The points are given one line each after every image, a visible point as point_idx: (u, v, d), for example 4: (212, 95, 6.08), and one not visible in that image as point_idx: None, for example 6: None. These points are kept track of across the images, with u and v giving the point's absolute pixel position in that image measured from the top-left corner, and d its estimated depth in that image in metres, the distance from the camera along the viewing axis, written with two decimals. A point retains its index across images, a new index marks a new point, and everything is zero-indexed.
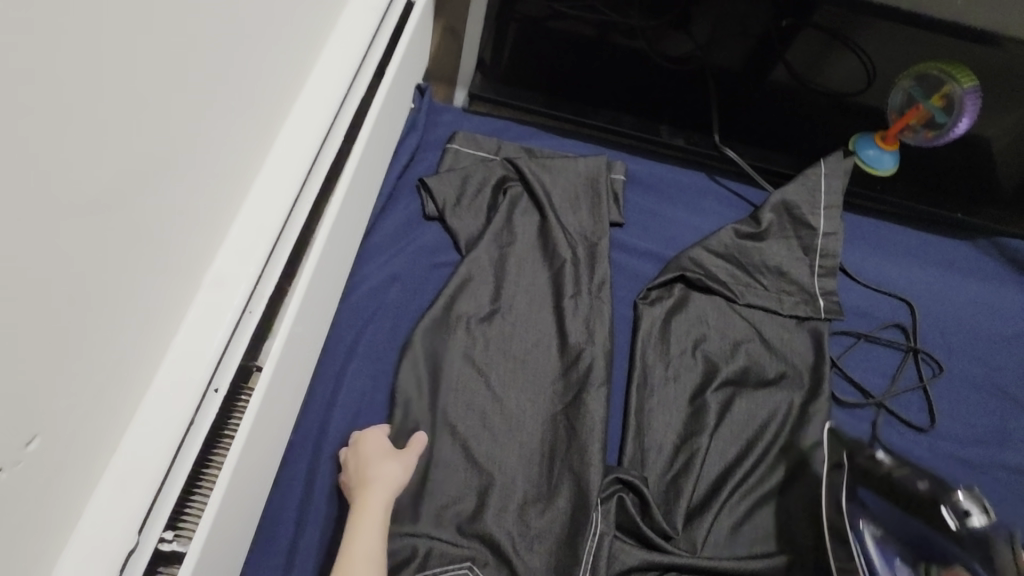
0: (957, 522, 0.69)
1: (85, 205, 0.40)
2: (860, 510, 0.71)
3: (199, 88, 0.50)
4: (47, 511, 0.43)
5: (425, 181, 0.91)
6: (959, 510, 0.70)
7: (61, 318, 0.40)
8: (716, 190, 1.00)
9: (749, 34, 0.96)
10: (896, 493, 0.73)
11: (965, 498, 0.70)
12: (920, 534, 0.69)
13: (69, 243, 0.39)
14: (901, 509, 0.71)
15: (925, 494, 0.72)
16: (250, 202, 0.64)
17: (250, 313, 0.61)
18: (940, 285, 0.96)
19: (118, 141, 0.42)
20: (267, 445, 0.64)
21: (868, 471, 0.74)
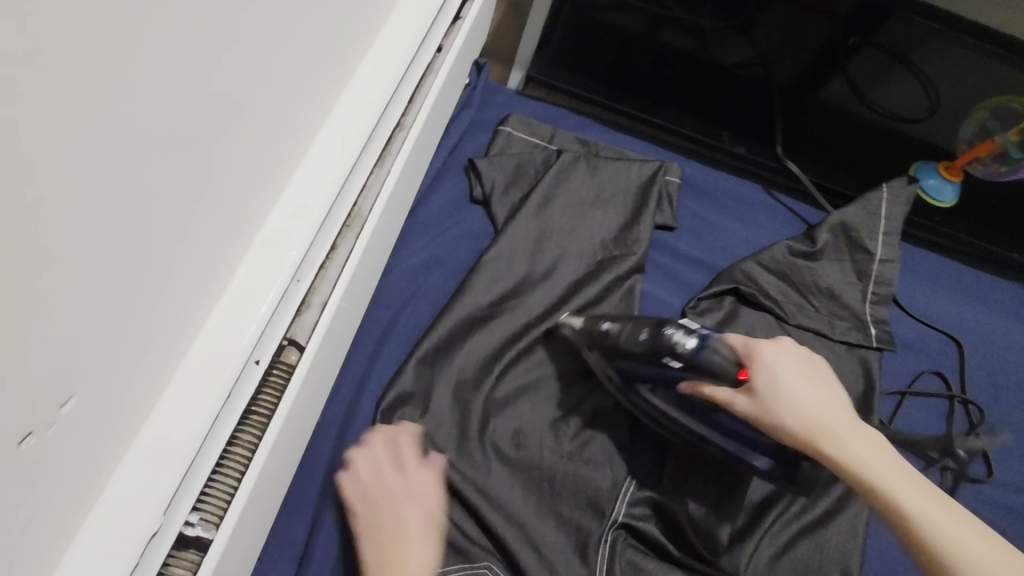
0: (678, 362, 0.64)
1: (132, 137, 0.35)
2: (624, 380, 0.70)
3: (264, 32, 0.46)
4: (76, 480, 0.39)
5: (475, 162, 0.86)
6: (672, 349, 0.64)
7: (100, 262, 0.35)
8: (771, 205, 0.97)
9: (804, 48, 0.92)
10: (644, 357, 0.67)
11: (672, 334, 0.64)
12: (659, 373, 0.66)
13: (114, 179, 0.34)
14: (646, 364, 0.67)
15: (649, 350, 0.66)
16: (305, 163, 0.59)
17: (298, 283, 0.56)
18: (989, 325, 0.93)
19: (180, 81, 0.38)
20: (298, 427, 0.59)
21: (618, 347, 0.69)
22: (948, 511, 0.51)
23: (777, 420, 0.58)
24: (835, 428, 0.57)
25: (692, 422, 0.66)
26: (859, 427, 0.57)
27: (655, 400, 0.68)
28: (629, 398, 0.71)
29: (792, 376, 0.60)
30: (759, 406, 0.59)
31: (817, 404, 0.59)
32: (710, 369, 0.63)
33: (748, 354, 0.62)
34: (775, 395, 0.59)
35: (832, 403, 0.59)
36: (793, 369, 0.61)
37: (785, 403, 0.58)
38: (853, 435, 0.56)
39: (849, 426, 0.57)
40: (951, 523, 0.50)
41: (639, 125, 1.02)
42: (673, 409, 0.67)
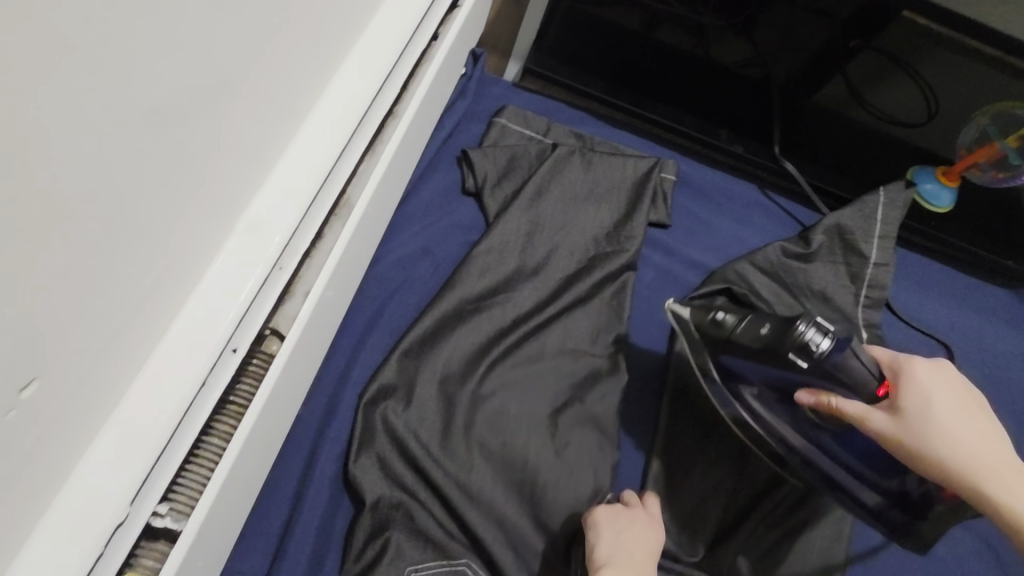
0: (807, 362, 0.60)
1: (101, 115, 0.33)
2: (727, 379, 0.69)
3: (249, 14, 0.45)
4: (36, 468, 0.37)
5: (467, 153, 0.85)
6: (803, 348, 0.60)
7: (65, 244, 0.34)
8: (767, 206, 0.96)
9: (801, 50, 0.92)
10: (754, 352, 0.65)
11: (804, 332, 0.60)
12: (780, 376, 0.63)
13: (84, 160, 0.33)
14: (761, 364, 0.64)
15: (766, 344, 0.63)
16: (292, 149, 0.58)
17: (280, 270, 0.55)
18: (981, 332, 0.92)
19: (154, 59, 0.36)
20: (278, 418, 0.58)
21: (725, 340, 0.68)
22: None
23: (926, 449, 0.54)
24: (993, 467, 0.53)
25: (798, 439, 0.66)
26: (1017, 470, 0.53)
27: (764, 410, 0.68)
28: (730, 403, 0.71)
29: (947, 404, 0.56)
30: (906, 431, 0.55)
31: (976, 440, 0.54)
32: (838, 379, 0.58)
33: (897, 374, 0.58)
34: (927, 422, 0.55)
35: (988, 439, 0.55)
36: (948, 396, 0.56)
37: (939, 431, 0.54)
38: (1013, 479, 0.52)
39: (1007, 469, 0.53)
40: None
41: (635, 119, 1.00)
42: (779, 421, 0.67)
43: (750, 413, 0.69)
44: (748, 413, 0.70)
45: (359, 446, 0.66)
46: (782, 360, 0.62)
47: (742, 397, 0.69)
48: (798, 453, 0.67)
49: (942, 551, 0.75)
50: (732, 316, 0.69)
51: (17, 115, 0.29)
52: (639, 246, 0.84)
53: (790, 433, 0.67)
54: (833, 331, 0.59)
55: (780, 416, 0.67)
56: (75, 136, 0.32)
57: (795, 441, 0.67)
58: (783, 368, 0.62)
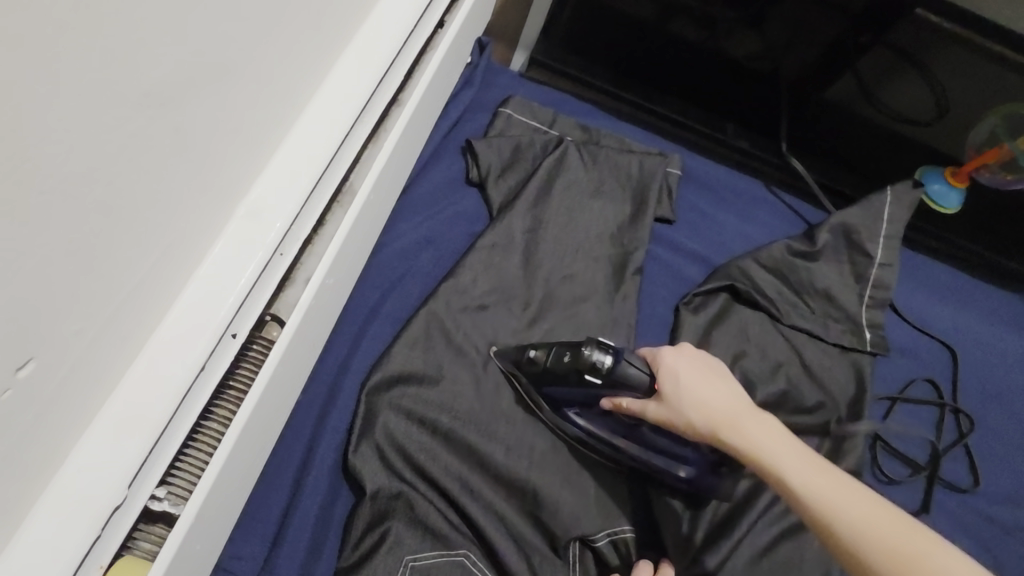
0: (600, 377, 0.61)
1: (99, 95, 0.33)
2: (551, 404, 0.69)
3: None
4: (33, 449, 0.37)
5: (472, 143, 0.84)
6: (591, 367, 0.61)
7: (61, 225, 0.33)
8: (773, 203, 0.95)
9: (814, 44, 0.91)
10: (573, 376, 0.64)
11: (589, 355, 0.61)
12: (586, 393, 0.65)
13: (83, 140, 0.33)
14: (573, 386, 0.65)
15: (570, 369, 0.64)
16: (295, 134, 0.57)
17: (280, 257, 0.55)
18: (984, 335, 0.92)
19: (153, 37, 0.36)
20: (277, 405, 0.58)
21: (541, 373, 0.67)
22: (835, 482, 0.52)
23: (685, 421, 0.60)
24: (729, 417, 0.58)
25: (624, 440, 0.67)
26: (757, 418, 0.58)
27: (591, 422, 0.68)
28: (558, 425, 0.70)
29: (694, 377, 0.60)
30: (670, 410, 0.60)
31: (721, 399, 0.60)
32: (626, 387, 0.61)
33: (655, 362, 0.62)
34: (683, 399, 0.59)
35: (732, 397, 0.60)
36: (694, 367, 0.61)
37: (693, 403, 0.59)
38: (751, 422, 0.58)
39: (748, 420, 0.58)
40: (843, 490, 0.52)
41: (642, 113, 0.99)
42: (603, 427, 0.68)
43: (581, 429, 0.69)
44: (576, 427, 0.69)
45: (358, 435, 0.65)
46: (581, 379, 0.63)
47: (568, 416, 0.69)
48: (624, 452, 0.67)
49: None
50: (540, 350, 0.67)
51: (10, 92, 0.28)
52: (643, 240, 0.83)
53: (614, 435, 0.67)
54: (613, 348, 0.61)
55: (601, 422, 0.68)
56: (72, 114, 0.32)
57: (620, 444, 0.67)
58: (586, 388, 0.63)
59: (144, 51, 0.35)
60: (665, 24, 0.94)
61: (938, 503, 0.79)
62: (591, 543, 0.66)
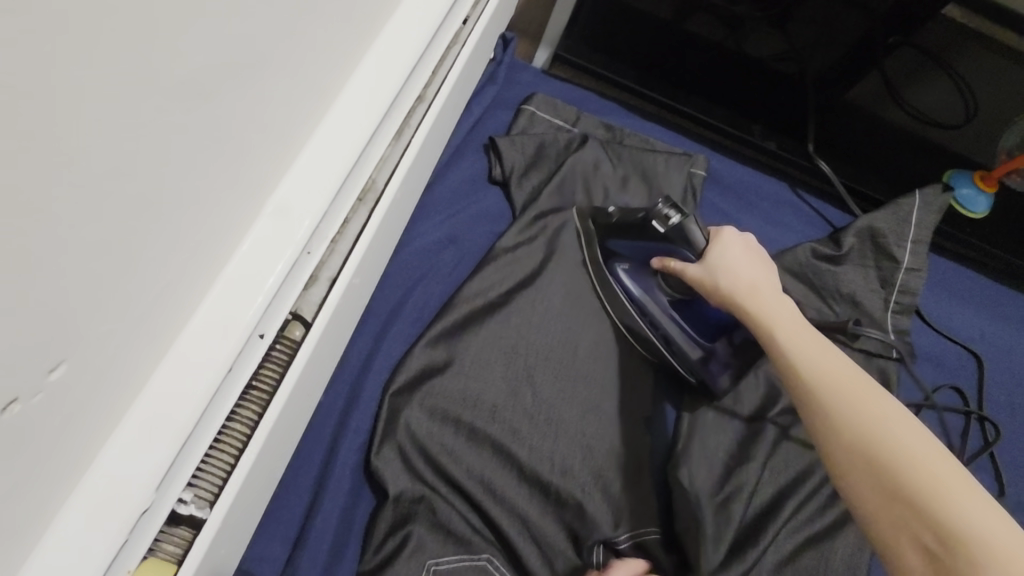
0: (664, 226, 0.69)
1: (131, 90, 0.32)
2: (607, 259, 0.76)
3: None
4: (62, 450, 0.36)
5: (495, 140, 0.83)
6: (662, 215, 0.69)
7: (92, 225, 0.32)
8: (798, 205, 0.94)
9: (837, 45, 0.89)
10: (637, 232, 0.72)
11: (663, 209, 0.69)
12: (643, 249, 0.73)
13: (116, 135, 0.32)
14: (635, 238, 0.73)
15: (641, 219, 0.72)
16: (323, 129, 0.56)
17: (308, 255, 0.54)
18: (1011, 343, 0.90)
19: (186, 28, 0.34)
20: (301, 406, 0.57)
21: (613, 224, 0.75)
22: (832, 359, 0.56)
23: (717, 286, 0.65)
24: (758, 293, 0.63)
25: (653, 307, 0.73)
26: (783, 303, 0.62)
27: (633, 286, 0.74)
28: (602, 282, 0.76)
29: (740, 254, 0.66)
30: (706, 271, 0.66)
31: (757, 279, 0.64)
32: (683, 244, 0.68)
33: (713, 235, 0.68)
34: (720, 265, 0.65)
35: (770, 282, 0.65)
36: (744, 250, 0.66)
37: (729, 269, 0.65)
38: (779, 306, 0.61)
39: (773, 299, 0.62)
40: (833, 362, 0.55)
41: (666, 112, 0.99)
42: (642, 291, 0.74)
43: (621, 290, 0.75)
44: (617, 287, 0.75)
45: (380, 438, 0.64)
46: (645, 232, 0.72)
47: (615, 274, 0.75)
48: (648, 318, 0.73)
49: None
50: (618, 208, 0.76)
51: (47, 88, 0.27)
52: None
53: (648, 300, 0.73)
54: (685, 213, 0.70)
55: (644, 289, 0.74)
56: (104, 106, 0.30)
57: (649, 308, 0.73)
58: (649, 241, 0.71)
59: (177, 44, 0.34)
60: (685, 24, 0.94)
61: None
62: (614, 546, 0.64)
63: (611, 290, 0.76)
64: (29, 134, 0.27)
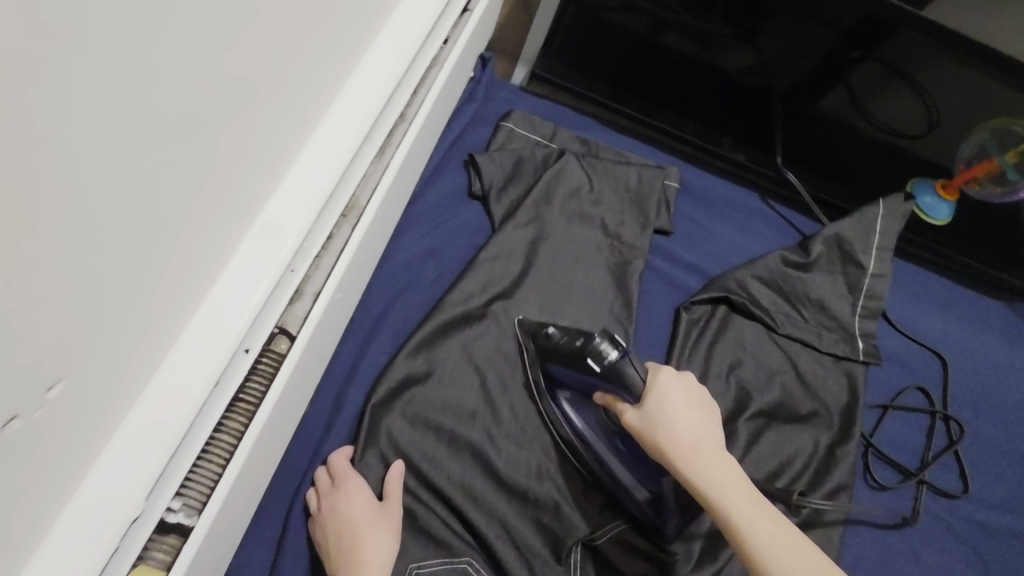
0: (598, 365, 0.64)
1: (125, 130, 0.34)
2: (548, 384, 0.72)
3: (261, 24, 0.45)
4: (57, 464, 0.39)
5: (474, 157, 0.86)
6: (596, 354, 0.64)
7: (88, 257, 0.35)
8: (768, 215, 0.98)
9: (806, 58, 0.92)
10: (579, 361, 0.66)
11: (599, 347, 0.64)
12: (584, 382, 0.67)
13: (110, 173, 0.34)
14: (575, 371, 0.67)
15: (577, 351, 0.66)
16: (305, 152, 0.58)
17: (291, 273, 0.56)
18: (975, 344, 0.94)
19: (178, 70, 0.37)
20: (287, 417, 0.60)
21: (554, 349, 0.70)
22: (772, 524, 0.56)
23: (656, 443, 0.60)
24: (701, 451, 0.59)
25: (593, 438, 0.69)
26: (723, 457, 0.60)
27: (577, 418, 0.70)
28: (545, 409, 0.72)
29: (678, 404, 0.61)
30: (647, 425, 0.61)
31: (696, 429, 0.60)
32: (622, 386, 0.63)
33: (650, 379, 0.62)
34: (663, 417, 0.60)
35: (707, 428, 0.61)
36: (682, 398, 0.62)
37: (671, 425, 0.60)
38: (729, 475, 0.58)
39: (714, 455, 0.59)
40: (776, 539, 0.55)
41: (640, 126, 1.03)
42: (584, 424, 0.70)
43: (562, 418, 0.71)
44: (560, 413, 0.71)
45: (365, 446, 0.67)
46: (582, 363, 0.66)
47: (558, 401, 0.71)
48: (589, 451, 0.69)
49: (926, 555, 0.78)
50: (558, 330, 0.72)
51: (52, 131, 0.29)
52: (642, 252, 0.85)
53: (592, 434, 0.69)
54: (624, 351, 0.64)
55: (589, 423, 0.70)
56: (103, 145, 0.33)
57: (591, 439, 0.69)
58: (587, 374, 0.65)
59: (168, 83, 0.37)
60: (658, 37, 0.96)
61: (929, 509, 0.81)
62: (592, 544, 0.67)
63: (555, 420, 0.72)
64: (38, 171, 0.30)
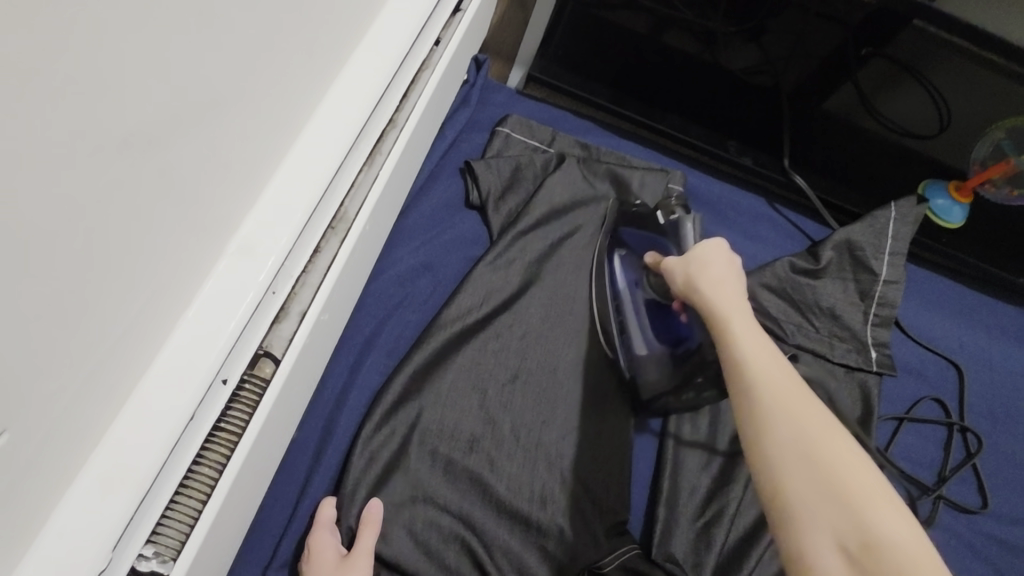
0: (664, 218, 0.72)
1: (66, 154, 0.31)
2: (612, 243, 0.77)
3: (232, 26, 0.41)
4: (8, 517, 0.35)
5: (471, 164, 0.82)
6: (669, 209, 0.72)
7: (27, 296, 0.31)
8: (775, 220, 0.94)
9: (812, 57, 0.89)
10: (649, 222, 0.73)
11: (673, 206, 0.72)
12: (646, 240, 0.73)
13: (49, 207, 0.31)
14: (644, 230, 0.73)
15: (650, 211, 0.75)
16: (288, 163, 0.55)
17: (273, 294, 0.53)
18: (991, 352, 0.91)
19: (133, 84, 0.33)
20: (271, 448, 0.57)
21: (631, 216, 0.77)
22: (778, 360, 0.51)
23: (686, 277, 0.61)
24: (727, 290, 0.57)
25: (629, 296, 0.73)
26: (747, 307, 0.57)
27: (620, 276, 0.75)
28: (599, 264, 0.78)
29: (716, 258, 0.61)
30: (682, 267, 0.62)
31: (728, 278, 0.59)
32: (673, 239, 0.69)
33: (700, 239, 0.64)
34: (698, 262, 0.61)
35: (740, 284, 0.59)
36: (723, 256, 0.61)
37: (705, 268, 0.60)
38: (733, 292, 0.57)
39: (740, 301, 0.57)
40: (777, 368, 0.50)
41: (642, 130, 0.99)
42: (627, 279, 0.74)
43: (610, 275, 0.76)
44: (609, 272, 0.76)
45: (356, 473, 0.63)
46: (655, 223, 0.73)
47: (612, 261, 0.76)
48: (619, 312, 0.74)
49: None
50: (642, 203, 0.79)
51: None
52: None
53: (628, 294, 0.73)
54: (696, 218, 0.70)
55: (629, 283, 0.74)
56: (38, 174, 0.29)
57: (624, 296, 0.74)
58: (653, 231, 0.72)
59: (119, 97, 0.33)
60: (661, 37, 0.93)
61: (948, 526, 0.78)
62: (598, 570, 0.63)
63: (605, 276, 0.77)
64: None
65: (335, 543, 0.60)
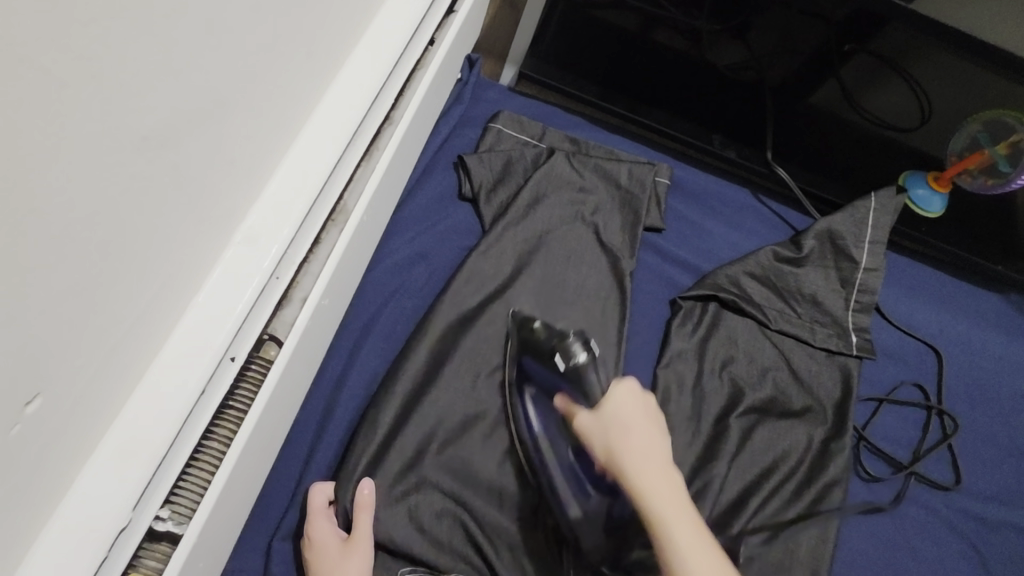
0: (564, 363, 0.65)
1: (99, 147, 0.34)
2: (520, 380, 0.71)
3: (239, 32, 0.45)
4: (39, 478, 0.39)
5: (464, 158, 0.86)
6: (566, 351, 0.65)
7: (63, 274, 0.35)
8: (760, 210, 0.98)
9: (798, 53, 0.93)
10: (549, 355, 0.67)
11: (571, 344, 0.65)
12: (552, 381, 0.67)
13: (85, 194, 0.34)
14: (545, 367, 0.67)
15: (549, 347, 0.68)
16: (290, 158, 0.59)
17: (276, 280, 0.57)
18: (969, 336, 0.94)
19: (151, 85, 0.37)
20: (275, 425, 0.60)
21: (532, 344, 0.70)
22: (703, 537, 0.52)
23: (604, 447, 0.58)
24: (645, 462, 0.56)
25: (547, 443, 0.68)
26: (668, 472, 0.56)
27: (536, 421, 0.69)
28: (509, 403, 0.72)
29: (630, 421, 0.58)
30: (598, 428, 0.59)
31: (643, 442, 0.57)
32: (580, 387, 0.63)
33: (612, 392, 0.61)
34: (615, 425, 0.58)
35: (658, 445, 0.58)
36: (637, 416, 0.59)
37: (621, 433, 0.57)
38: (654, 462, 0.56)
39: (660, 468, 0.56)
40: (701, 549, 0.51)
41: (629, 124, 1.02)
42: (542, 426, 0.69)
43: (524, 418, 0.70)
44: (523, 411, 0.71)
45: (356, 450, 0.67)
46: (554, 364, 0.66)
47: (524, 401, 0.71)
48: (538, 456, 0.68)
49: (923, 549, 0.78)
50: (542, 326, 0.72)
51: (14, 145, 0.29)
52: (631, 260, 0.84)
53: (546, 442, 0.68)
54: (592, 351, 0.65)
55: (546, 426, 0.69)
56: (73, 165, 0.33)
57: (543, 443, 0.68)
58: (555, 373, 0.66)
59: (139, 96, 0.36)
60: (649, 34, 0.97)
61: (924, 503, 0.81)
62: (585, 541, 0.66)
63: (518, 420, 0.71)
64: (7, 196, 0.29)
65: (334, 527, 0.63)
